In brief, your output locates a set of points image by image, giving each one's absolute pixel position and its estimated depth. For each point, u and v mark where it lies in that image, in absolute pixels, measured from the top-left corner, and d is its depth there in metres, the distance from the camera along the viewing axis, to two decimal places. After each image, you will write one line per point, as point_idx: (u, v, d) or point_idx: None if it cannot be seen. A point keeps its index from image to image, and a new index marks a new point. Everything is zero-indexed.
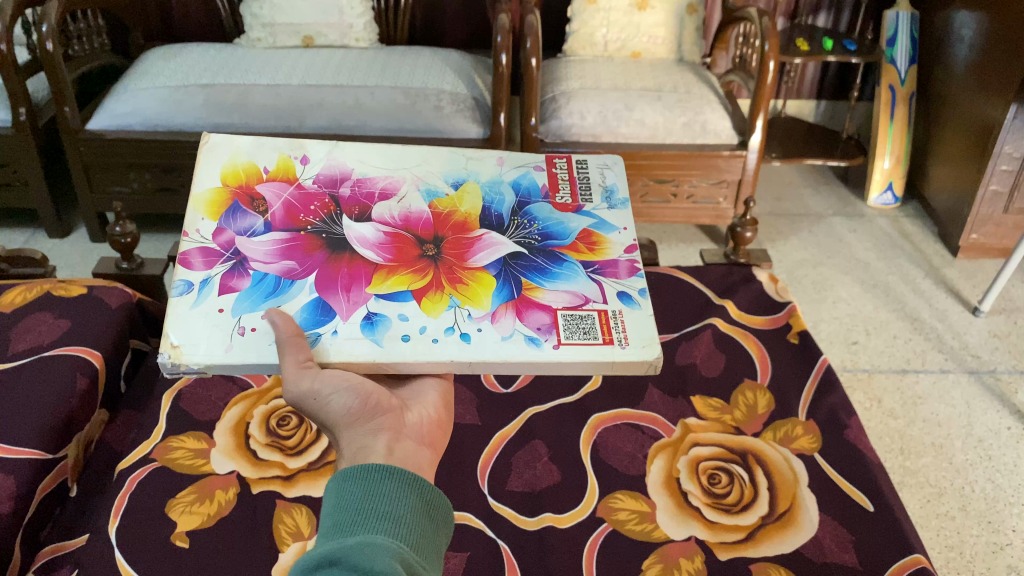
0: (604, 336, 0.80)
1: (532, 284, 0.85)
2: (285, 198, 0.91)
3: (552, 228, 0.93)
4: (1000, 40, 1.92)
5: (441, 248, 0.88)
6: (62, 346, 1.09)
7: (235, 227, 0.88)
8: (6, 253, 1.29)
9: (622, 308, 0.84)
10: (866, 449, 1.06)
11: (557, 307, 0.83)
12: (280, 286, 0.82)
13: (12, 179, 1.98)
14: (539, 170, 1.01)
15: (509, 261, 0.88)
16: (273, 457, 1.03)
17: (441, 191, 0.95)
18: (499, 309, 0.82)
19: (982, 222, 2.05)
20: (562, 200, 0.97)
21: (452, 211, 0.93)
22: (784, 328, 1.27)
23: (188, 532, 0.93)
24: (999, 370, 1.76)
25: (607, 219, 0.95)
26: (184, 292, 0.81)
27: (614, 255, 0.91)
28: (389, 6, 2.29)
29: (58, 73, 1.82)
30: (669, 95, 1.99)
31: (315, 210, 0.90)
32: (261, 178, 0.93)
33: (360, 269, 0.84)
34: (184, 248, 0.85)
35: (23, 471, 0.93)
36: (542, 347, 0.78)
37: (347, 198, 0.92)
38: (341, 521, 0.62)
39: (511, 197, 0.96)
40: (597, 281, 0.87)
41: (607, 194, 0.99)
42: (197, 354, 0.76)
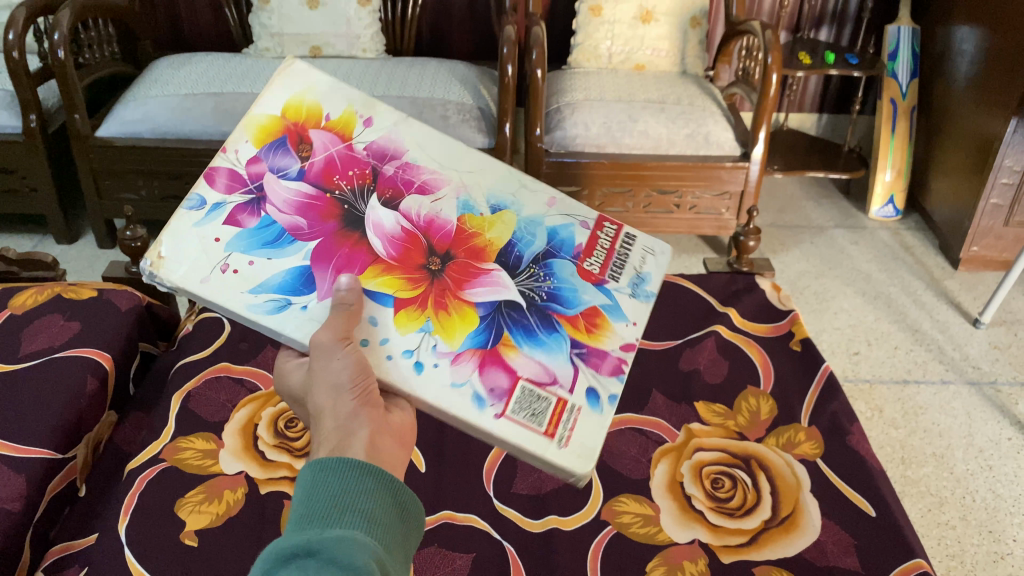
0: (548, 427, 0.77)
1: (511, 342, 0.82)
2: (332, 152, 0.90)
3: (563, 292, 0.88)
4: (1000, 54, 1.94)
5: (446, 266, 0.86)
6: (73, 347, 1.10)
7: (273, 162, 0.89)
8: (17, 256, 1.30)
9: (584, 406, 0.79)
10: (868, 455, 1.07)
11: (520, 376, 0.80)
12: (280, 240, 0.84)
13: (21, 186, 2.00)
14: (583, 226, 0.95)
15: (503, 308, 0.85)
16: (281, 458, 1.04)
17: (477, 208, 0.91)
18: (464, 352, 0.80)
19: (982, 235, 2.07)
20: (589, 266, 0.92)
21: (477, 232, 0.89)
22: (787, 336, 1.28)
23: (196, 531, 0.94)
24: (1000, 381, 1.77)
25: (623, 306, 0.89)
26: (196, 209, 0.85)
27: (607, 346, 0.85)
28: (396, 17, 2.32)
29: (69, 81, 1.85)
30: (673, 107, 2.01)
31: (351, 177, 0.89)
32: (319, 123, 0.92)
33: (360, 253, 0.84)
34: (217, 164, 0.88)
35: (34, 470, 0.94)
36: (483, 410, 0.77)
37: (386, 177, 0.90)
38: (313, 512, 0.57)
39: (541, 242, 0.91)
40: (575, 366, 0.83)
41: (638, 281, 0.92)
42: (176, 273, 0.79)
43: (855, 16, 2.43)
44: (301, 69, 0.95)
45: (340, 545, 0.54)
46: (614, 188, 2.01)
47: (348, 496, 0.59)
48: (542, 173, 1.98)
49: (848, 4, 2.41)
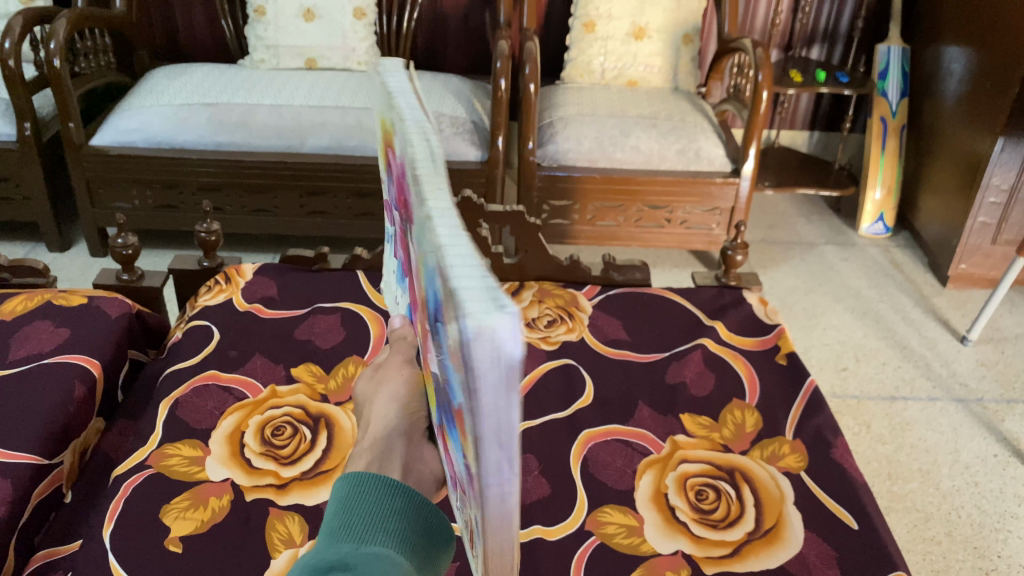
0: (472, 546, 0.53)
1: (447, 432, 0.54)
2: (391, 175, 0.64)
3: (443, 372, 0.47)
4: (987, 75, 1.97)
5: (420, 330, 0.58)
6: (62, 354, 1.11)
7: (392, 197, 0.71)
8: (8, 263, 1.31)
9: (479, 545, 0.48)
10: (851, 468, 1.08)
11: (454, 473, 0.55)
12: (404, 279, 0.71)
13: (14, 193, 2.01)
14: (431, 266, 0.43)
15: (437, 388, 0.54)
16: (267, 466, 1.04)
17: (409, 241, 0.53)
18: (444, 434, 0.59)
19: (971, 252, 2.08)
20: (441, 341, 0.44)
21: (415, 284, 0.54)
22: (773, 350, 1.29)
23: (181, 538, 0.94)
24: (987, 398, 1.78)
25: (466, 420, 0.42)
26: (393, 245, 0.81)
27: (472, 478, 0.44)
28: (392, 30, 2.34)
29: (64, 89, 1.86)
30: (665, 123, 2.03)
31: (392, 201, 0.64)
32: (383, 134, 0.67)
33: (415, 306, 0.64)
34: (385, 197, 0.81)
35: (20, 475, 0.94)
36: (449, 492, 0.61)
37: (398, 205, 0.59)
38: (348, 526, 0.58)
39: (425, 293, 0.48)
40: (468, 490, 0.48)
41: (460, 377, 0.40)
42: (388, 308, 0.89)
43: (846, 35, 2.46)
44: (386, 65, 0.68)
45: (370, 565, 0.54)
46: (606, 203, 2.02)
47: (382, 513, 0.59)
48: (533, 187, 1.99)
49: (839, 23, 2.43)
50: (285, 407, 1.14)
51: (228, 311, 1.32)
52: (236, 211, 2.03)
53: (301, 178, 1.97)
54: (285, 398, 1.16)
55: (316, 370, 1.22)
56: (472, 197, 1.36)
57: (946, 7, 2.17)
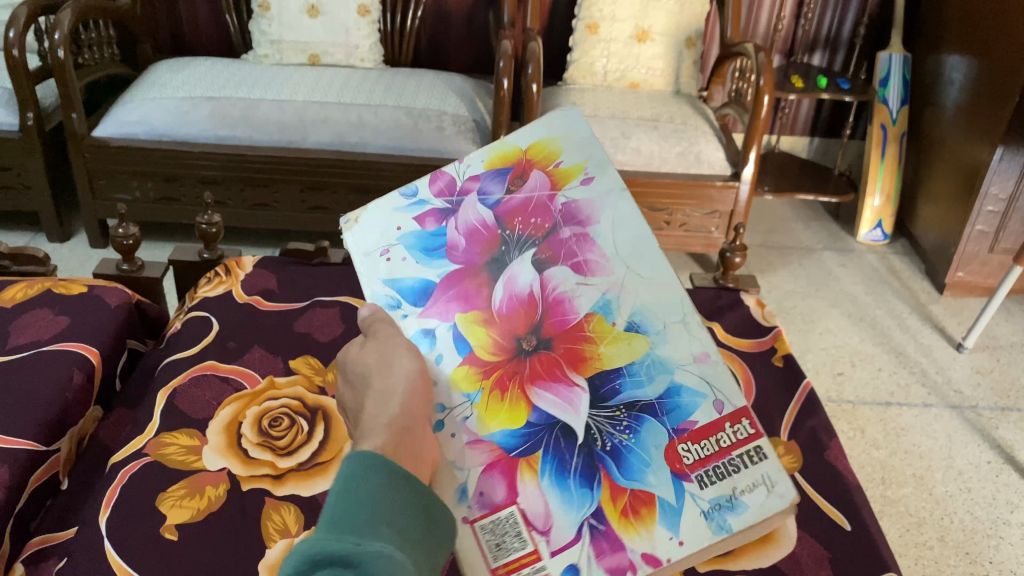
0: (498, 567, 0.64)
1: (535, 466, 0.68)
2: (534, 198, 0.81)
3: (630, 456, 0.68)
4: (987, 85, 1.98)
5: (535, 353, 0.73)
6: (61, 341, 1.11)
7: (482, 185, 0.84)
8: (8, 250, 1.31)
9: (553, 574, 0.64)
10: (844, 470, 1.08)
11: (518, 502, 0.67)
12: (433, 250, 0.80)
13: (15, 182, 2.01)
14: (716, 406, 0.69)
15: (557, 427, 0.70)
16: (264, 457, 1.05)
17: (614, 312, 0.74)
18: (485, 443, 0.70)
19: (968, 260, 2.09)
20: (684, 457, 0.68)
21: (594, 342, 0.73)
22: (770, 351, 1.30)
23: (177, 525, 0.94)
24: (981, 405, 1.79)
25: (682, 522, 0.65)
26: (398, 193, 0.86)
27: (630, 543, 0.65)
28: (396, 29, 2.35)
29: (68, 80, 1.86)
30: (666, 125, 2.04)
31: (530, 226, 0.80)
32: (546, 167, 0.82)
33: (478, 300, 0.77)
34: (444, 167, 0.87)
35: (17, 461, 0.94)
36: (460, 501, 0.66)
37: (557, 240, 0.78)
38: (350, 518, 0.53)
39: (651, 392, 0.71)
40: (577, 535, 0.66)
41: (724, 506, 0.65)
42: (353, 240, 0.84)
43: (848, 42, 2.47)
44: (570, 114, 0.85)
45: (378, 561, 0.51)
46: None
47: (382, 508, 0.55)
48: None
49: (841, 30, 2.45)
50: (282, 398, 1.14)
51: (227, 302, 1.32)
52: (237, 205, 2.04)
53: (302, 174, 1.98)
54: (283, 390, 1.16)
55: (314, 362, 1.23)
56: None
57: (948, 17, 2.18)
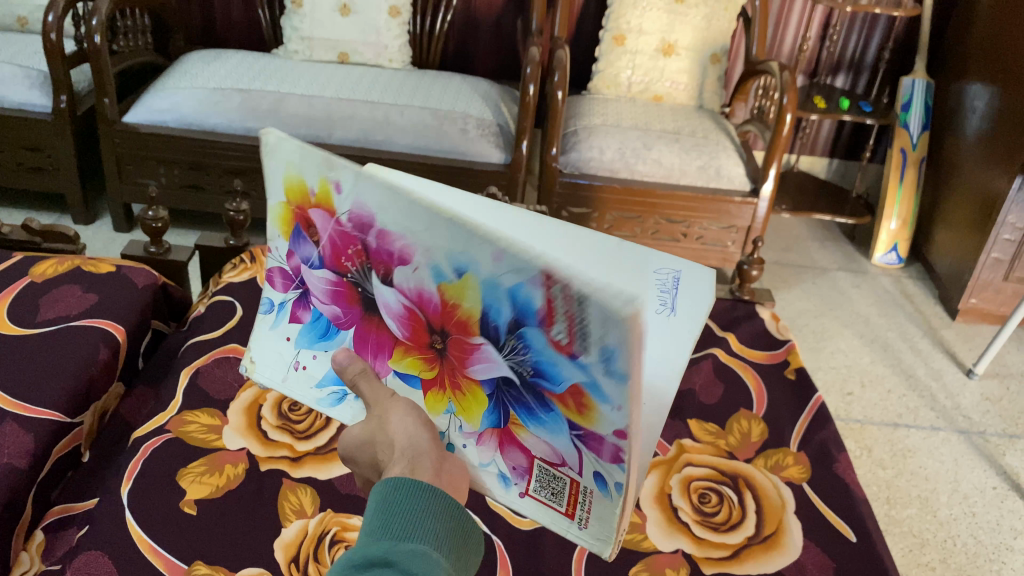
0: (568, 508, 0.63)
1: (518, 421, 0.63)
2: (330, 233, 0.66)
3: (545, 368, 0.58)
4: (1008, 116, 1.99)
5: (448, 344, 0.63)
6: (90, 318, 1.13)
7: (299, 252, 0.71)
8: (41, 227, 1.34)
9: (592, 488, 0.61)
10: (852, 483, 1.09)
11: (535, 455, 0.64)
12: (328, 332, 0.73)
13: (44, 163, 2.04)
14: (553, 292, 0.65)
15: (502, 385, 0.62)
16: (283, 438, 1.07)
17: (448, 274, 0.60)
18: (484, 433, 0.66)
19: (981, 288, 2.10)
20: (557, 337, 0.55)
21: (456, 305, 0.60)
22: (782, 364, 1.31)
23: (196, 501, 0.97)
24: (988, 432, 1.80)
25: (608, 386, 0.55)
26: (267, 310, 0.79)
27: (602, 432, 0.57)
28: (425, 31, 2.38)
29: (102, 64, 1.90)
30: (687, 138, 2.06)
31: (354, 257, 0.66)
32: (308, 201, 0.67)
33: (386, 338, 0.68)
34: (269, 266, 0.76)
35: (42, 431, 0.96)
36: (508, 490, 0.66)
37: (371, 251, 0.63)
38: (390, 524, 0.55)
39: (508, 313, 0.57)
40: (577, 448, 0.60)
41: (608, 356, 0.53)
42: (263, 378, 0.78)
43: (872, 66, 2.48)
44: None
45: (414, 565, 0.52)
46: (624, 213, 2.05)
47: (430, 507, 0.56)
48: (554, 192, 2.02)
49: (866, 53, 2.46)
50: None
51: (253, 288, 1.35)
52: (261, 196, 2.07)
53: None
54: None
55: None
56: (497, 194, 1.39)
57: (973, 46, 2.20)
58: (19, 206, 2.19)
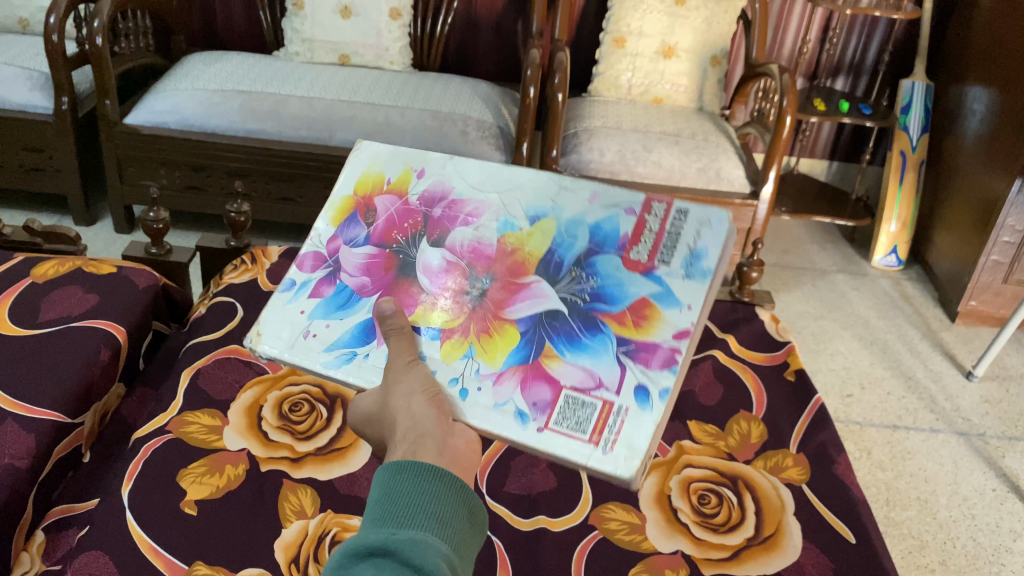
0: (592, 434, 0.74)
1: (552, 352, 0.79)
2: (391, 211, 0.91)
3: (607, 290, 0.82)
4: (1007, 118, 1.99)
5: (486, 291, 0.84)
6: (90, 318, 1.14)
7: (345, 235, 0.92)
8: (42, 228, 1.34)
9: (631, 406, 0.75)
10: (851, 484, 1.10)
11: (564, 386, 0.77)
12: (349, 301, 0.87)
13: (46, 164, 2.05)
14: (630, 214, 0.86)
15: (543, 320, 0.81)
16: (283, 439, 1.07)
17: (517, 224, 0.87)
18: (506, 371, 0.79)
19: (981, 290, 2.10)
20: (636, 256, 0.84)
21: (516, 248, 0.86)
22: (782, 366, 1.31)
23: (197, 501, 0.97)
24: (988, 434, 1.80)
25: (674, 291, 0.81)
26: (285, 290, 0.90)
27: (658, 337, 0.79)
28: (426, 33, 2.38)
29: (103, 66, 1.91)
30: (687, 141, 2.06)
31: (407, 228, 0.90)
32: (382, 189, 0.94)
33: (414, 298, 0.84)
34: (302, 252, 0.93)
35: (43, 431, 0.96)
36: (526, 427, 0.75)
37: (433, 219, 0.90)
38: (388, 513, 0.56)
39: (583, 242, 0.85)
40: (623, 365, 0.78)
41: (691, 259, 0.82)
42: (269, 345, 0.85)
43: (872, 69, 2.49)
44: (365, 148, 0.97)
45: (412, 550, 0.53)
46: None
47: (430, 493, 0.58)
48: None
49: (865, 56, 2.46)
50: (303, 384, 1.17)
51: (253, 289, 1.35)
52: (261, 198, 2.07)
53: (327, 171, 2.00)
54: (303, 376, 1.18)
55: None
56: None
57: (973, 48, 2.20)
58: (19, 207, 2.19)
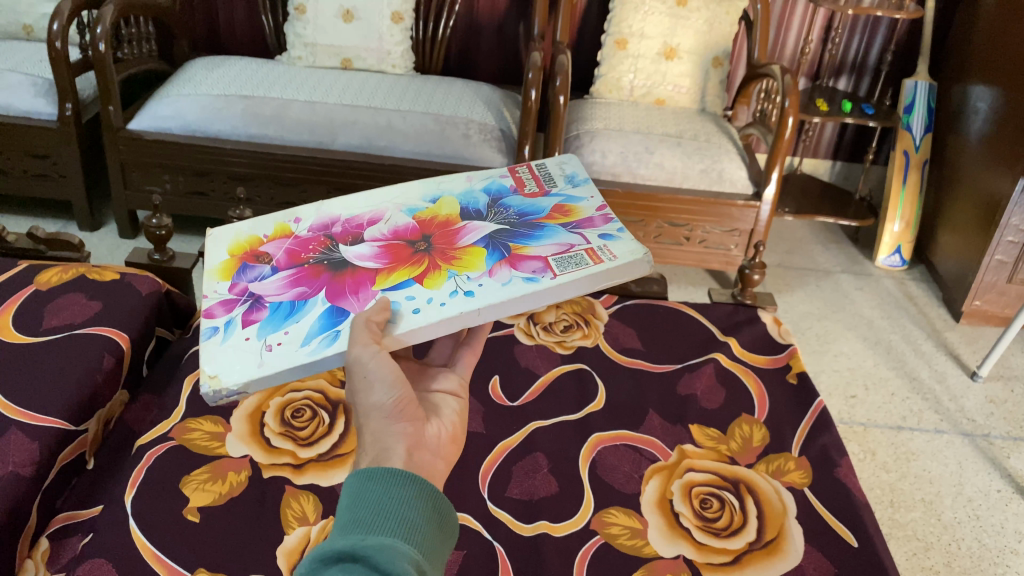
0: (594, 259, 0.83)
1: (520, 246, 0.86)
2: (287, 247, 0.88)
3: (526, 210, 0.94)
4: (1011, 116, 1.99)
5: (431, 242, 0.87)
6: (94, 325, 1.14)
7: (246, 279, 0.84)
8: (46, 235, 1.35)
9: (604, 243, 0.86)
10: (853, 488, 1.09)
11: (546, 257, 0.84)
12: (296, 307, 0.78)
13: (50, 170, 2.05)
14: (503, 176, 1.01)
15: (495, 236, 0.88)
16: (285, 446, 1.08)
17: (421, 205, 0.94)
18: (494, 266, 0.82)
19: (985, 290, 2.10)
20: (530, 190, 0.98)
21: (434, 217, 0.92)
22: (784, 369, 1.31)
23: (199, 508, 0.97)
24: (993, 434, 1.79)
25: (574, 195, 0.97)
26: (210, 336, 0.76)
27: (588, 214, 0.93)
28: (428, 36, 2.39)
29: (106, 72, 1.91)
30: (689, 142, 2.06)
31: (313, 247, 0.87)
32: (263, 241, 0.89)
33: (364, 275, 0.82)
34: (203, 306, 0.80)
35: (47, 439, 0.97)
36: (540, 281, 0.80)
37: (338, 232, 0.89)
38: (358, 519, 0.58)
39: (484, 198, 0.96)
40: (578, 233, 0.88)
41: (569, 179, 1.01)
42: (235, 376, 0.70)
43: (874, 69, 2.48)
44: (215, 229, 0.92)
45: (381, 555, 0.55)
46: (627, 217, 2.05)
47: (401, 498, 0.60)
48: None
49: (868, 56, 2.46)
50: (305, 390, 1.17)
51: None
52: (265, 202, 2.07)
53: (329, 175, 2.00)
54: (306, 382, 1.18)
55: None
56: None
57: (976, 47, 2.19)
58: (24, 214, 2.20)
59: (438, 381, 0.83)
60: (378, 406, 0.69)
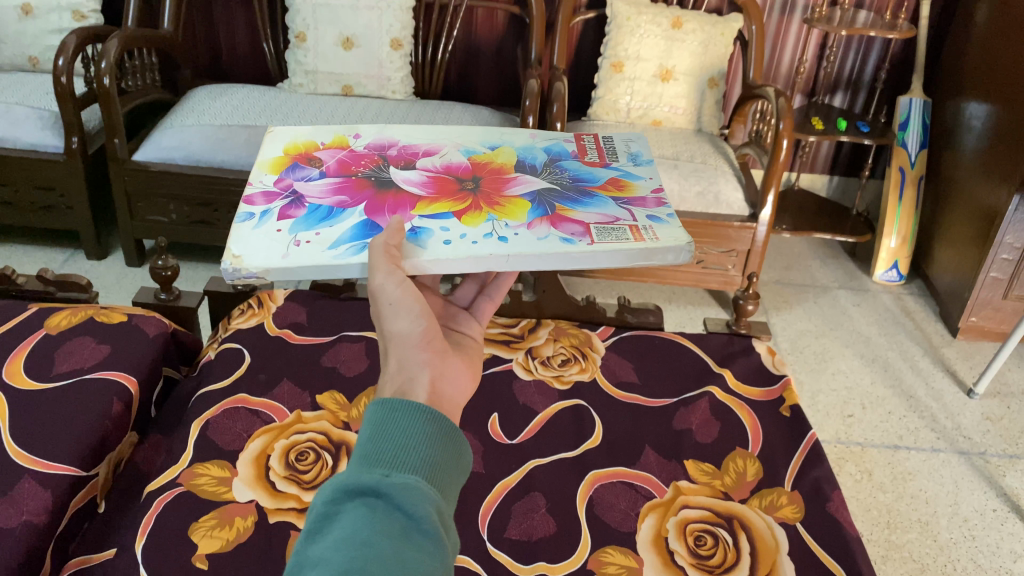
0: (635, 235, 0.83)
1: (565, 208, 0.88)
2: (340, 158, 0.96)
3: (582, 176, 0.97)
4: (1003, 134, 2.02)
5: (478, 184, 0.92)
6: (103, 370, 1.17)
7: (294, 177, 0.93)
8: (54, 277, 1.38)
9: (651, 223, 0.85)
10: (845, 522, 1.12)
11: (589, 223, 0.85)
12: (332, 214, 0.85)
13: (57, 202, 2.09)
14: (568, 142, 1.06)
15: (542, 194, 0.91)
16: (290, 490, 1.11)
17: (479, 151, 1.01)
18: (534, 220, 0.85)
19: (981, 305, 2.12)
20: (590, 159, 1.01)
21: (489, 162, 0.98)
22: (778, 401, 1.33)
23: (207, 555, 1.00)
24: (989, 452, 1.82)
25: (634, 172, 0.99)
26: (246, 220, 0.84)
27: (642, 193, 0.93)
28: (427, 60, 2.41)
29: (111, 106, 1.94)
30: (686, 164, 2.09)
31: (365, 163, 0.96)
32: (319, 148, 0.99)
33: (405, 199, 0.88)
34: (248, 193, 0.89)
35: (58, 488, 1.00)
36: (575, 244, 0.81)
37: (392, 157, 0.98)
38: (379, 453, 0.56)
39: (542, 157, 1.01)
40: (627, 209, 0.89)
41: (634, 156, 1.03)
42: (257, 260, 0.76)
43: (870, 84, 2.50)
44: (279, 131, 1.02)
45: (405, 495, 0.53)
46: None
47: (422, 434, 0.58)
48: None
49: (863, 72, 2.48)
50: (309, 432, 1.20)
51: (260, 335, 1.39)
52: None
53: None
54: (309, 424, 1.22)
55: (340, 398, 1.29)
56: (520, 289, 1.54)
57: (970, 65, 2.21)
58: (32, 243, 2.24)
59: (463, 324, 0.81)
60: (403, 334, 0.68)
